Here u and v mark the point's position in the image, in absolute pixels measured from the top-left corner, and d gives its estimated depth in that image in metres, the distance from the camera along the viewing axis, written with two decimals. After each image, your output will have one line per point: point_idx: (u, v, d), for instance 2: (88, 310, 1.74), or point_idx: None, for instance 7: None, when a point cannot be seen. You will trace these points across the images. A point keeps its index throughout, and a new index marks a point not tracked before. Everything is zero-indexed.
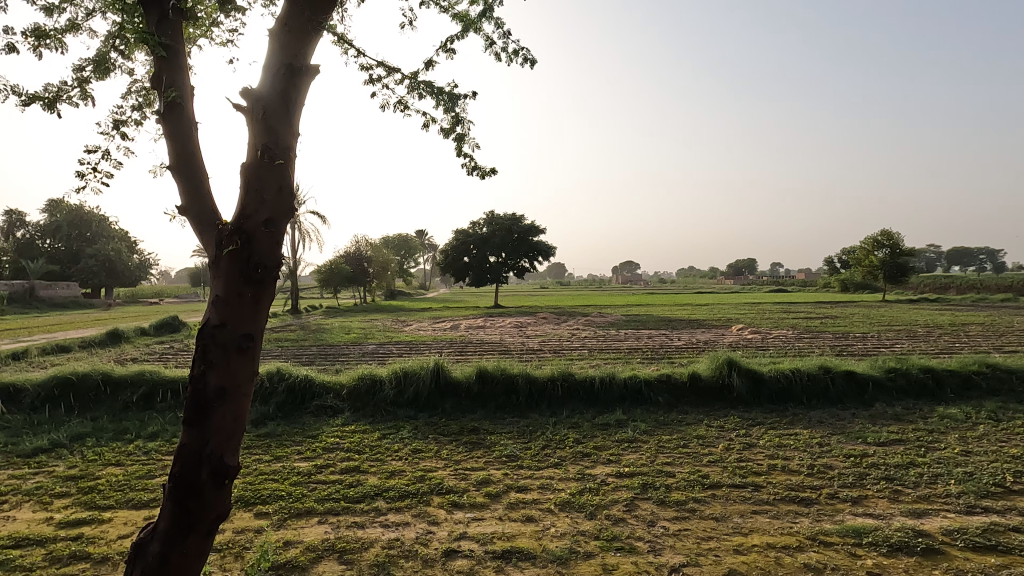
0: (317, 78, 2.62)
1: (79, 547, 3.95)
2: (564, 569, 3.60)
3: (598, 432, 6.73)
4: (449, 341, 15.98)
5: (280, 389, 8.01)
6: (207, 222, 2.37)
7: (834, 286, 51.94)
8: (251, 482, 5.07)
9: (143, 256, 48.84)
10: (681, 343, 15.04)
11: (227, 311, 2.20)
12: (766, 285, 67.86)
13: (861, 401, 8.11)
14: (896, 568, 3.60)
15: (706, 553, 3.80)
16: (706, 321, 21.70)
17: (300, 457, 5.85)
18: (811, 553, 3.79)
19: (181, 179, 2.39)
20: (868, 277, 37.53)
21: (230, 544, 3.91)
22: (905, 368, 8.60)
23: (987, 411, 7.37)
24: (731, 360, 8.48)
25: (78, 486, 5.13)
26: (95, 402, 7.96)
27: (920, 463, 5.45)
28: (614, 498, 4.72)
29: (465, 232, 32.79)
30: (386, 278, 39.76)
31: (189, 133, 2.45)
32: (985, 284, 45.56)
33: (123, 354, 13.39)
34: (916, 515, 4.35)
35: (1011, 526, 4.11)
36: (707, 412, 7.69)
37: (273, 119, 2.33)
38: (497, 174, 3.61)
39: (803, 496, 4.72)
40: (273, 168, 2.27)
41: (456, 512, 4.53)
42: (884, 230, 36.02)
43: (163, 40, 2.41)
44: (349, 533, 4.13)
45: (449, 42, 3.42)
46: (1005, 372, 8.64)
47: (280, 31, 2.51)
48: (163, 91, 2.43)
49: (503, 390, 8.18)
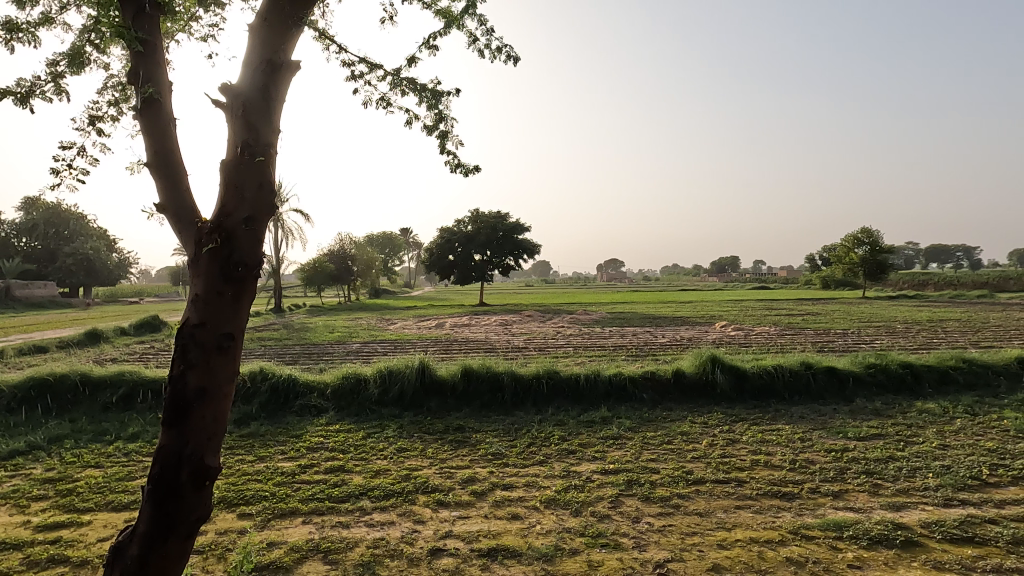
0: (297, 74, 2.60)
1: (57, 551, 3.89)
2: (550, 567, 3.61)
3: (583, 429, 6.76)
4: (435, 339, 15.93)
5: (263, 389, 7.91)
6: (185, 220, 2.34)
7: (816, 283, 52.70)
8: (234, 482, 5.03)
9: (123, 256, 48.19)
10: (666, 340, 15.12)
11: (206, 310, 2.17)
12: (748, 283, 68.55)
13: (842, 396, 8.23)
14: (876, 561, 3.65)
15: (690, 548, 3.84)
16: (689, 319, 21.84)
17: (284, 457, 5.80)
18: (793, 547, 3.83)
19: (160, 175, 2.36)
20: (847, 273, 38.07)
21: (214, 545, 3.88)
22: (884, 363, 8.73)
23: (964, 405, 7.51)
24: (715, 357, 8.58)
25: (56, 489, 5.04)
26: (74, 402, 7.84)
27: (898, 457, 5.55)
28: (600, 495, 4.74)
29: (450, 231, 32.69)
30: (370, 277, 39.50)
31: (167, 129, 2.42)
32: (960, 281, 46.30)
33: (102, 355, 13.15)
34: (896, 508, 4.42)
35: (987, 518, 4.19)
36: (691, 408, 7.77)
37: (253, 114, 2.30)
38: (480, 171, 3.63)
39: (785, 491, 4.78)
40: (254, 165, 2.26)
41: (442, 510, 4.52)
42: (863, 228, 36.52)
43: (139, 34, 2.37)
44: (334, 533, 4.11)
45: (432, 38, 3.41)
46: (981, 367, 8.83)
47: (259, 26, 2.47)
48: (140, 85, 2.39)
49: (488, 388, 8.18)
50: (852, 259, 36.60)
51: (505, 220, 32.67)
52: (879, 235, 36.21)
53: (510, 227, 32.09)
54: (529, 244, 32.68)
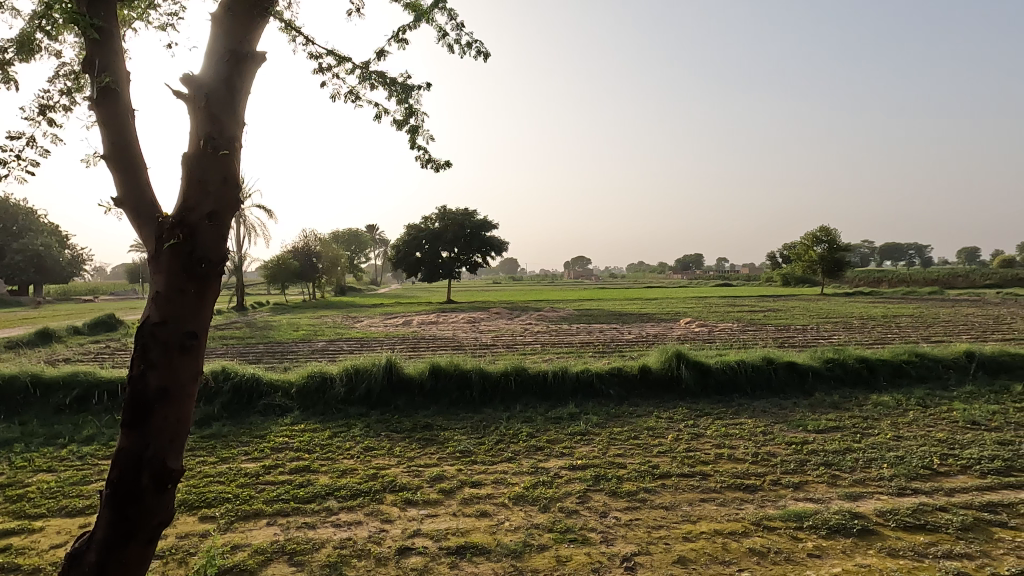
0: (262, 65, 2.54)
1: (7, 559, 3.74)
2: (518, 563, 3.61)
3: (551, 425, 6.79)
4: (402, 337, 15.80)
5: (225, 388, 7.73)
6: (145, 215, 2.27)
7: (777, 281, 53.94)
8: (195, 485, 4.90)
9: (76, 252, 46.56)
10: (632, 337, 15.28)
11: (168, 308, 2.11)
12: (712, 280, 69.74)
13: (802, 390, 8.46)
14: (834, 549, 3.77)
15: (656, 541, 3.90)
16: (655, 316, 22.09)
17: (247, 458, 5.69)
18: (756, 538, 3.93)
19: (118, 168, 2.28)
20: (807, 271, 39.05)
21: (174, 549, 3.77)
22: (842, 358, 8.98)
23: (916, 398, 7.79)
24: (680, 352, 8.70)
25: (6, 495, 4.84)
26: (24, 405, 7.54)
27: (855, 448, 5.73)
28: (567, 491, 4.77)
29: (417, 227, 32.46)
30: (335, 274, 38.96)
31: (125, 120, 2.34)
32: (913, 279, 47.87)
33: (54, 355, 12.66)
34: (853, 498, 4.57)
35: (939, 506, 4.35)
36: (656, 403, 7.88)
37: (217, 107, 2.25)
38: (451, 166, 3.60)
39: (748, 483, 4.89)
40: (217, 159, 2.20)
41: (410, 509, 4.49)
42: (822, 227, 37.51)
43: (95, 21, 2.28)
44: (299, 534, 4.05)
45: (402, 32, 3.38)
46: (932, 361, 9.16)
47: (222, 16, 2.41)
48: (95, 75, 2.31)
49: (456, 385, 8.15)
50: (811, 257, 37.56)
51: (473, 217, 32.54)
52: (837, 234, 37.23)
53: (478, 224, 31.99)
54: (497, 241, 32.63)
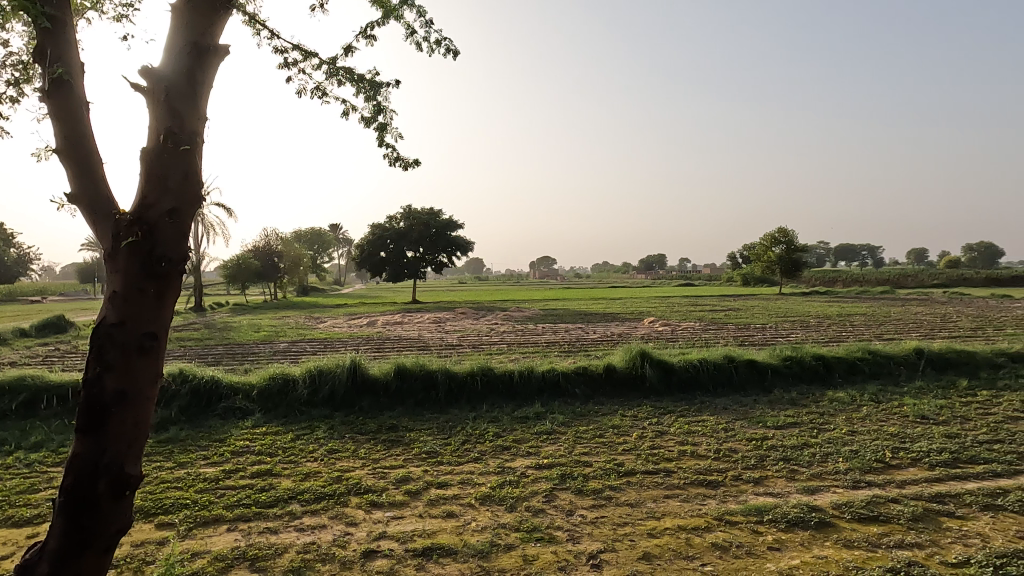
0: (225, 59, 2.48)
1: None
2: (485, 563, 3.61)
3: (517, 425, 6.80)
4: (366, 338, 15.61)
5: (182, 392, 7.51)
6: (101, 212, 2.20)
7: (737, 280, 55.15)
8: (151, 491, 4.75)
9: (22, 250, 44.67)
10: (597, 336, 15.43)
11: (125, 308, 2.04)
12: (675, 280, 70.83)
13: (761, 387, 8.67)
14: (793, 542, 3.87)
15: (622, 538, 3.94)
16: (619, 315, 22.34)
17: (206, 462, 5.55)
18: (718, 532, 4.01)
19: (71, 163, 2.20)
20: (765, 271, 40.03)
21: (130, 558, 3.65)
22: (799, 356, 9.23)
23: (869, 393, 8.06)
24: (644, 351, 8.82)
25: None
26: None
27: (812, 443, 5.90)
28: (534, 490, 4.79)
29: (382, 227, 32.13)
30: (297, 274, 38.28)
31: (79, 112, 2.26)
32: (865, 279, 49.50)
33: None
34: (810, 492, 4.70)
35: (891, 498, 4.52)
36: (621, 402, 7.97)
37: (177, 100, 2.19)
38: (420, 165, 3.58)
39: (710, 479, 4.98)
40: (178, 154, 2.14)
41: (375, 511, 4.45)
42: (780, 228, 38.49)
43: (46, 10, 2.19)
44: (261, 539, 3.96)
45: (369, 28, 3.34)
46: (884, 358, 9.50)
47: (183, 7, 2.34)
48: (47, 66, 2.22)
49: (422, 386, 8.10)
50: (769, 257, 38.52)
51: (438, 217, 32.37)
52: (794, 234, 38.27)
53: (443, 224, 31.84)
54: (463, 241, 32.53)
